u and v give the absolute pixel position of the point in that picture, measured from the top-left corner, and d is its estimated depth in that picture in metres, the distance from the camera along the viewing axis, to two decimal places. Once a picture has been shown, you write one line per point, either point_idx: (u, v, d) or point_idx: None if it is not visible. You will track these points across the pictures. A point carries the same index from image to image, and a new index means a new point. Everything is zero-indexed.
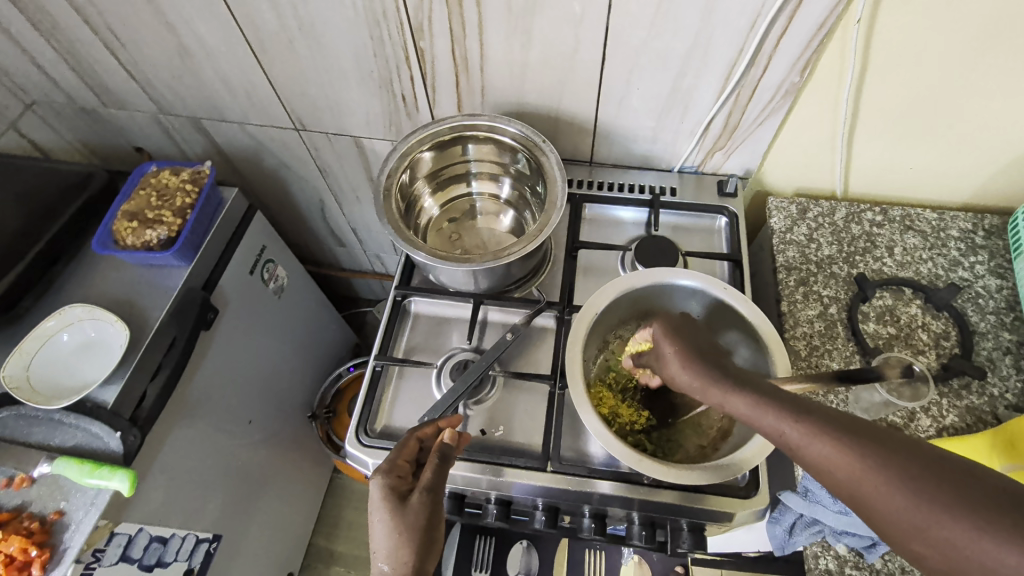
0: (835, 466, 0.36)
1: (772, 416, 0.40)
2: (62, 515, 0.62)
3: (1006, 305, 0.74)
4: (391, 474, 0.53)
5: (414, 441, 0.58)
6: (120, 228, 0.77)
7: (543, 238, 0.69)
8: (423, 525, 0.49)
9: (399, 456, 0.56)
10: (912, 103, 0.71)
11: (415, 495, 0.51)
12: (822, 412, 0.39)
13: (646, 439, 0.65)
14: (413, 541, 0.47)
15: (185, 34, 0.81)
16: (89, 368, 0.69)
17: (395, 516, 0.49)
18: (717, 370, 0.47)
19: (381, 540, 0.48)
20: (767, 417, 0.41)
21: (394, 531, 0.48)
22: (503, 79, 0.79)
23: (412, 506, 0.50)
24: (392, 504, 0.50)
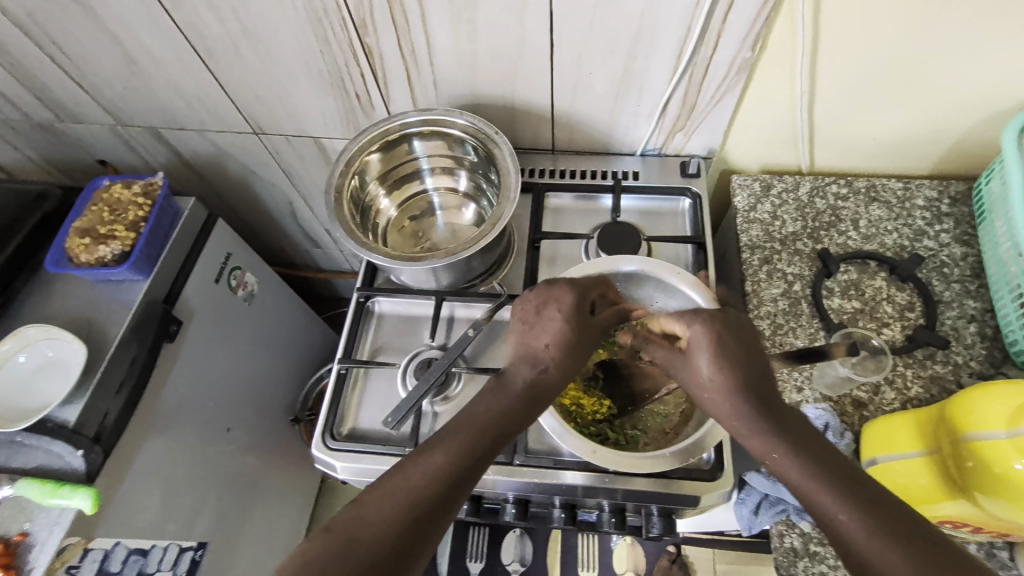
0: (835, 517, 0.38)
1: (803, 466, 0.41)
2: (26, 536, 0.63)
3: (971, 272, 0.74)
4: (542, 324, 0.54)
5: (567, 292, 0.56)
6: (72, 246, 0.76)
7: (498, 231, 0.68)
8: (515, 424, 0.48)
9: (559, 300, 0.55)
10: (866, 75, 0.70)
11: (552, 369, 0.52)
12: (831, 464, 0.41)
13: (612, 432, 0.65)
14: (574, 355, 0.53)
15: (128, 42, 0.79)
16: (48, 388, 0.69)
17: (508, 391, 0.50)
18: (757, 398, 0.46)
19: (484, 401, 0.49)
20: (793, 462, 0.41)
21: (479, 417, 0.47)
22: (453, 72, 0.78)
23: (534, 391, 0.50)
24: (520, 379, 0.51)
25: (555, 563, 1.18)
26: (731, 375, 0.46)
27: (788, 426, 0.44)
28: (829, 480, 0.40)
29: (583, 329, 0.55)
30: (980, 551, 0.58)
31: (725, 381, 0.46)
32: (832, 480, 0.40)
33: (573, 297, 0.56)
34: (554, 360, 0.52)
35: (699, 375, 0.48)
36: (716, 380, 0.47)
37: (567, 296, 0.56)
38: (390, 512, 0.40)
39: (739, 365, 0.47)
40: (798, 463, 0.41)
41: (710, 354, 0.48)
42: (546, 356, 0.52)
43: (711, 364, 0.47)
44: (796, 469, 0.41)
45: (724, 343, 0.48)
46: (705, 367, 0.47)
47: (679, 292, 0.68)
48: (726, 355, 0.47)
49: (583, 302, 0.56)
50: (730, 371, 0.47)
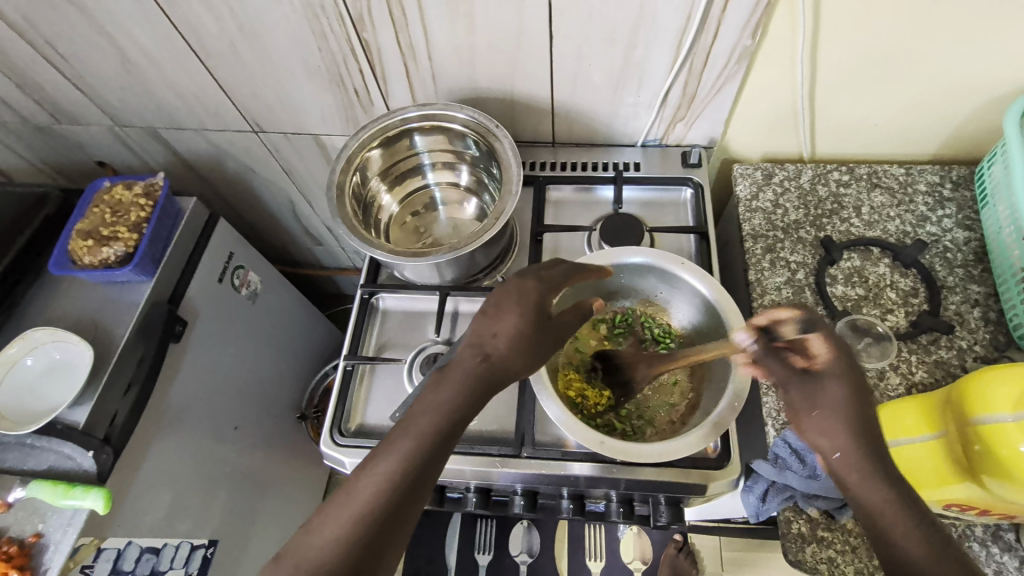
0: (893, 523, 0.38)
1: (876, 474, 0.41)
2: (41, 536, 0.63)
3: (974, 257, 0.74)
4: (496, 314, 0.51)
5: (532, 289, 0.53)
6: (76, 247, 0.76)
7: (501, 225, 0.68)
8: (459, 418, 0.45)
9: (522, 296, 0.52)
10: (866, 60, 0.70)
11: (497, 357, 0.48)
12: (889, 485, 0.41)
13: (620, 425, 0.65)
14: (524, 347, 0.50)
15: (125, 43, 0.79)
16: (56, 390, 0.69)
17: (448, 386, 0.46)
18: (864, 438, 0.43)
19: (427, 399, 0.45)
20: (860, 471, 0.41)
21: (426, 420, 0.44)
22: (452, 66, 0.77)
23: (477, 381, 0.47)
24: (462, 371, 0.47)
25: (563, 553, 1.19)
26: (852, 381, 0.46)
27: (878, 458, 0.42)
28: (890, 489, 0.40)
29: (541, 326, 0.52)
30: (986, 533, 0.58)
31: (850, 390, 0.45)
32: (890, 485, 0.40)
33: (536, 295, 0.53)
34: (504, 349, 0.49)
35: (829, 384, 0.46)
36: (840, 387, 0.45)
37: (532, 290, 0.53)
38: (335, 531, 0.39)
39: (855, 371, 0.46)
40: (869, 475, 0.41)
41: (834, 357, 0.47)
42: (493, 345, 0.49)
43: (840, 364, 0.46)
44: (873, 479, 0.41)
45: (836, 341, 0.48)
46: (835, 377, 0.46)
47: (683, 282, 0.68)
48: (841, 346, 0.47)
49: (546, 303, 0.53)
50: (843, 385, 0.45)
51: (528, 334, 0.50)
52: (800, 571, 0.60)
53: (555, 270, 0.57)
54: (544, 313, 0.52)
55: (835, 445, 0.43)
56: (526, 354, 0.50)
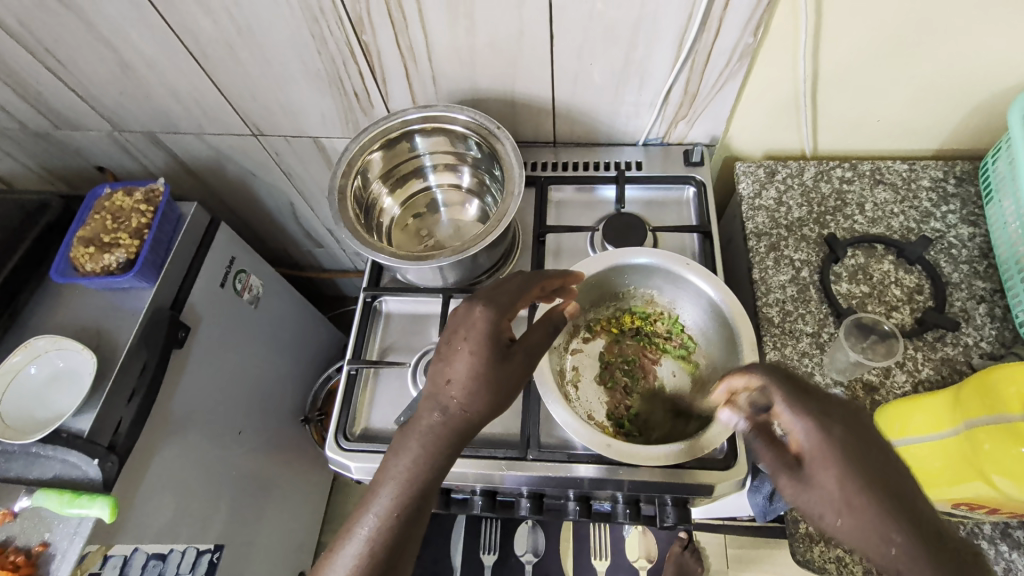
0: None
1: (901, 545, 0.33)
2: (47, 546, 0.63)
3: (979, 253, 0.73)
4: (448, 357, 0.51)
5: (479, 319, 0.52)
6: (77, 254, 0.76)
7: (504, 227, 0.68)
8: (426, 476, 0.45)
9: (470, 329, 0.52)
10: (870, 55, 0.69)
11: (454, 403, 0.48)
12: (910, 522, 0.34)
13: (636, 428, 0.65)
14: (482, 387, 0.49)
15: (123, 48, 0.79)
16: (60, 398, 0.70)
17: (408, 447, 0.46)
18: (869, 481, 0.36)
19: (390, 464, 0.46)
20: (893, 550, 0.33)
21: (388, 488, 0.45)
22: (452, 67, 0.77)
23: (438, 435, 0.47)
24: (420, 428, 0.48)
25: (568, 553, 1.19)
26: (830, 431, 0.39)
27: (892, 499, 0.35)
28: (925, 567, 0.32)
29: (497, 356, 0.51)
30: (994, 530, 0.58)
31: (831, 440, 0.38)
32: (924, 555, 0.33)
33: (485, 325, 0.52)
34: (458, 395, 0.49)
35: (801, 448, 0.40)
36: (819, 441, 0.39)
37: (480, 322, 0.52)
38: None
39: (832, 415, 0.40)
40: (896, 551, 0.33)
41: (795, 408, 0.41)
42: (448, 394, 0.49)
43: (803, 414, 0.40)
44: (901, 561, 0.33)
45: (791, 387, 0.43)
46: (804, 431, 0.40)
47: (687, 282, 0.68)
48: (794, 392, 0.42)
49: (498, 334, 0.52)
50: (831, 424, 0.39)
51: (481, 374, 0.49)
52: (808, 571, 0.60)
53: (504, 291, 0.56)
54: (496, 344, 0.51)
55: (844, 518, 0.36)
56: (487, 392, 0.49)
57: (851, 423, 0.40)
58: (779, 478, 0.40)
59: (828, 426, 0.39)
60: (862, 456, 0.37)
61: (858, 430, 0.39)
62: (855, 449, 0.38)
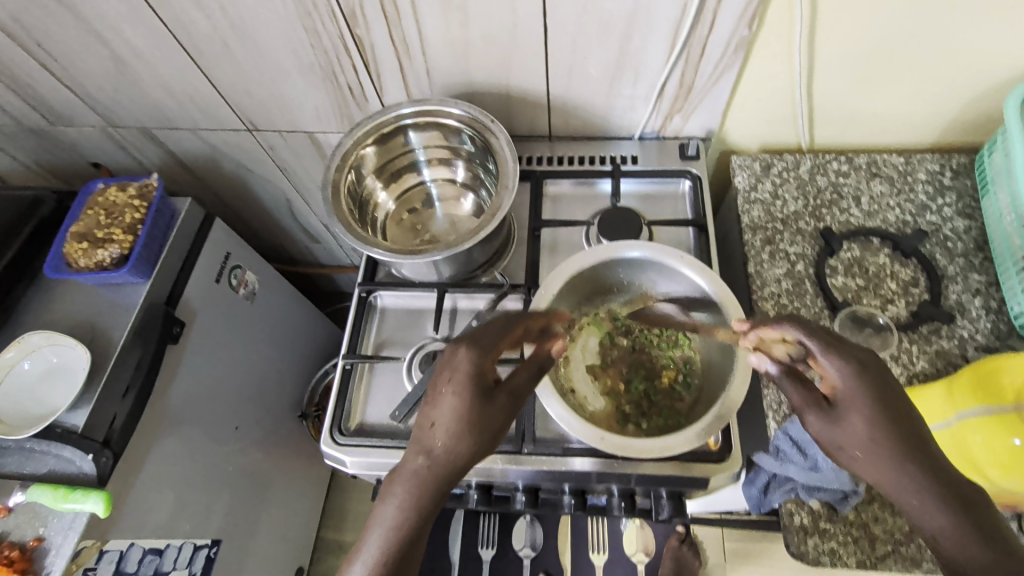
0: (939, 524, 0.36)
1: (915, 481, 0.37)
2: (42, 540, 0.64)
3: (974, 245, 0.73)
4: (433, 399, 0.49)
5: (464, 359, 0.50)
6: (70, 250, 0.76)
7: (498, 220, 0.68)
8: (413, 528, 0.42)
9: (455, 370, 0.50)
10: (869, 46, 0.69)
11: (439, 448, 0.46)
12: (921, 454, 0.38)
13: (632, 421, 0.65)
14: (470, 429, 0.47)
15: (115, 42, 0.78)
16: (55, 394, 0.70)
17: (392, 496, 0.43)
18: (886, 426, 0.39)
19: (375, 515, 0.43)
20: (906, 481, 0.37)
21: (369, 548, 0.41)
22: (446, 60, 0.76)
23: (424, 485, 0.44)
24: (404, 476, 0.45)
25: (566, 548, 1.19)
26: (859, 377, 0.42)
27: (910, 437, 0.39)
28: (931, 495, 0.36)
29: (481, 398, 0.49)
30: None
31: (857, 385, 0.41)
32: (927, 477, 0.37)
33: (471, 366, 0.50)
34: (443, 439, 0.46)
35: (833, 390, 0.43)
36: (848, 384, 0.42)
37: (464, 363, 0.50)
38: None
39: (865, 364, 0.42)
40: (904, 476, 0.38)
41: (829, 354, 0.43)
42: (433, 440, 0.46)
43: (834, 359, 0.43)
44: (905, 479, 0.38)
45: (824, 333, 0.45)
46: (835, 375, 0.43)
47: (681, 275, 0.67)
48: (828, 339, 0.44)
49: (483, 374, 0.50)
50: (856, 373, 0.42)
51: (466, 416, 0.47)
52: (802, 562, 0.60)
53: (490, 331, 0.54)
54: (481, 383, 0.49)
55: (862, 459, 0.40)
56: (477, 436, 0.47)
57: (876, 366, 0.42)
58: (808, 415, 0.44)
59: (857, 375, 0.42)
60: (884, 402, 0.40)
61: (885, 373, 0.42)
62: (881, 396, 0.41)
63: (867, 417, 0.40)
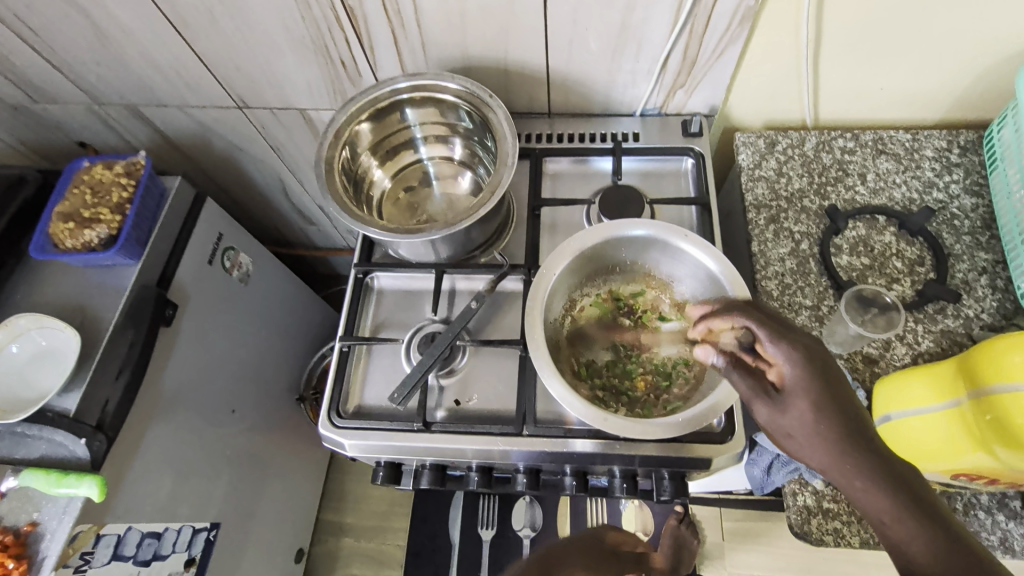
0: (888, 519, 0.35)
1: (865, 473, 0.36)
2: (36, 525, 0.63)
3: (981, 223, 0.72)
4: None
5: None
6: (56, 230, 0.74)
7: (497, 198, 0.66)
8: None
9: None
10: (880, 16, 0.67)
11: None
12: (869, 446, 0.37)
13: (623, 403, 0.64)
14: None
15: (97, 13, 0.75)
16: (44, 377, 0.68)
17: None
18: (839, 414, 0.38)
19: None
20: (851, 472, 0.37)
21: None
22: (443, 33, 0.74)
23: None
24: None
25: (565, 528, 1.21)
26: (809, 363, 0.40)
27: (860, 427, 0.38)
28: (882, 486, 0.36)
29: None
30: (991, 501, 0.58)
31: (806, 372, 0.40)
32: (875, 467, 0.36)
33: None
34: None
35: (781, 378, 0.41)
36: (796, 372, 0.40)
37: None
38: None
39: (813, 352, 0.41)
40: (858, 471, 0.36)
41: (778, 340, 0.42)
42: None
43: (783, 347, 0.42)
44: (851, 467, 0.37)
45: (772, 323, 0.44)
46: (785, 363, 0.41)
47: (685, 253, 0.66)
48: (776, 328, 0.43)
49: None
50: (806, 358, 0.41)
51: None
52: (804, 542, 0.60)
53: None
54: None
55: (812, 450, 0.39)
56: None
57: (822, 353, 0.42)
58: (756, 404, 0.42)
59: (806, 360, 0.40)
60: (830, 390, 0.39)
61: (829, 360, 0.41)
62: (830, 383, 0.39)
63: (815, 407, 0.39)
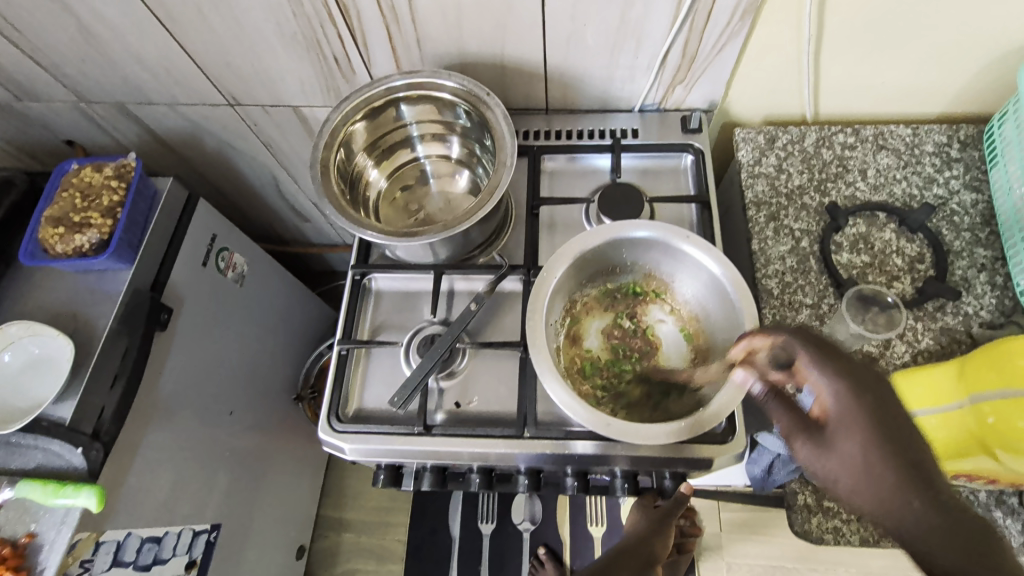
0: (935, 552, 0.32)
1: (911, 502, 0.34)
2: (34, 536, 0.62)
3: (981, 220, 0.72)
4: None
5: None
6: (46, 235, 0.73)
7: (496, 199, 0.65)
8: None
9: None
10: (883, 10, 0.66)
11: None
12: (917, 471, 0.35)
13: (620, 405, 0.63)
14: None
15: (81, 10, 0.73)
16: (36, 386, 0.67)
17: None
18: (888, 439, 0.36)
19: None
20: (902, 509, 0.34)
21: None
22: (438, 29, 0.72)
23: None
24: None
25: (564, 520, 1.22)
26: (854, 392, 0.39)
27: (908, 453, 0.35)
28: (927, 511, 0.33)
29: None
30: (989, 498, 0.59)
31: (852, 400, 0.38)
32: (921, 497, 0.34)
33: None
34: None
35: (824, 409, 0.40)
36: (841, 402, 0.39)
37: None
38: None
39: (862, 379, 0.39)
40: (902, 498, 0.34)
41: (821, 366, 0.41)
42: None
43: (827, 375, 0.40)
44: (898, 498, 0.34)
45: (817, 345, 0.43)
46: (829, 391, 0.40)
47: (684, 255, 0.66)
48: (820, 350, 0.42)
49: None
50: (850, 384, 0.39)
51: None
52: (806, 541, 0.60)
53: None
54: None
55: (856, 480, 0.36)
56: None
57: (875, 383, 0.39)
58: (796, 441, 0.40)
59: (851, 386, 0.39)
60: (877, 416, 0.37)
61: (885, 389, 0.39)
62: (878, 410, 0.37)
63: (863, 433, 0.37)
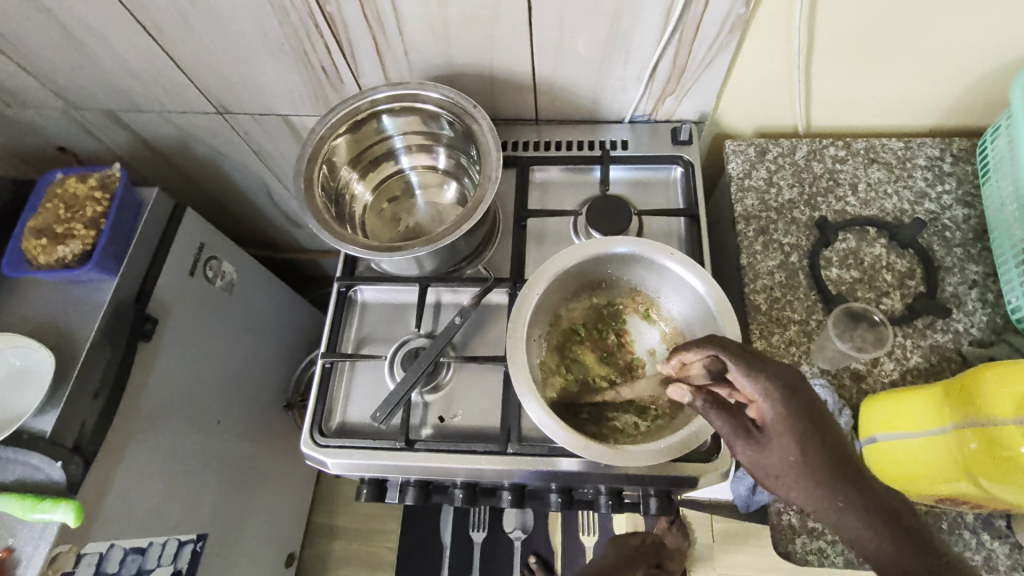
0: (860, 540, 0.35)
1: (840, 499, 0.36)
2: (11, 551, 0.63)
3: (973, 235, 0.71)
4: None
5: None
6: (29, 247, 0.72)
7: (481, 213, 0.65)
8: None
9: None
10: (871, 25, 0.65)
11: None
12: (838, 466, 0.37)
13: (598, 424, 0.63)
14: None
15: (68, 20, 0.73)
16: (14, 399, 0.67)
17: None
18: (811, 439, 0.38)
19: None
20: (838, 510, 0.36)
21: None
22: (425, 40, 0.72)
23: None
24: None
25: (556, 528, 1.22)
26: (783, 398, 0.40)
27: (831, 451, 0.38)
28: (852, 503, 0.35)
29: None
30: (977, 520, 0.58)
31: (781, 405, 0.40)
32: (850, 492, 0.36)
33: None
34: None
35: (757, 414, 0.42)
36: (772, 408, 0.40)
37: None
38: None
39: (786, 383, 0.41)
40: (830, 496, 0.36)
41: (751, 376, 0.42)
42: None
43: (752, 379, 0.42)
44: (829, 496, 0.36)
45: (747, 357, 0.44)
46: (760, 398, 0.41)
47: (667, 271, 0.65)
48: (748, 360, 0.43)
49: None
50: (778, 388, 0.41)
51: None
52: (789, 561, 0.59)
53: None
54: None
55: (790, 482, 0.38)
56: None
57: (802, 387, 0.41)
58: (736, 443, 0.42)
59: (780, 392, 0.40)
60: (802, 420, 0.39)
61: (809, 392, 0.41)
62: (803, 412, 0.39)
63: (789, 435, 0.39)
